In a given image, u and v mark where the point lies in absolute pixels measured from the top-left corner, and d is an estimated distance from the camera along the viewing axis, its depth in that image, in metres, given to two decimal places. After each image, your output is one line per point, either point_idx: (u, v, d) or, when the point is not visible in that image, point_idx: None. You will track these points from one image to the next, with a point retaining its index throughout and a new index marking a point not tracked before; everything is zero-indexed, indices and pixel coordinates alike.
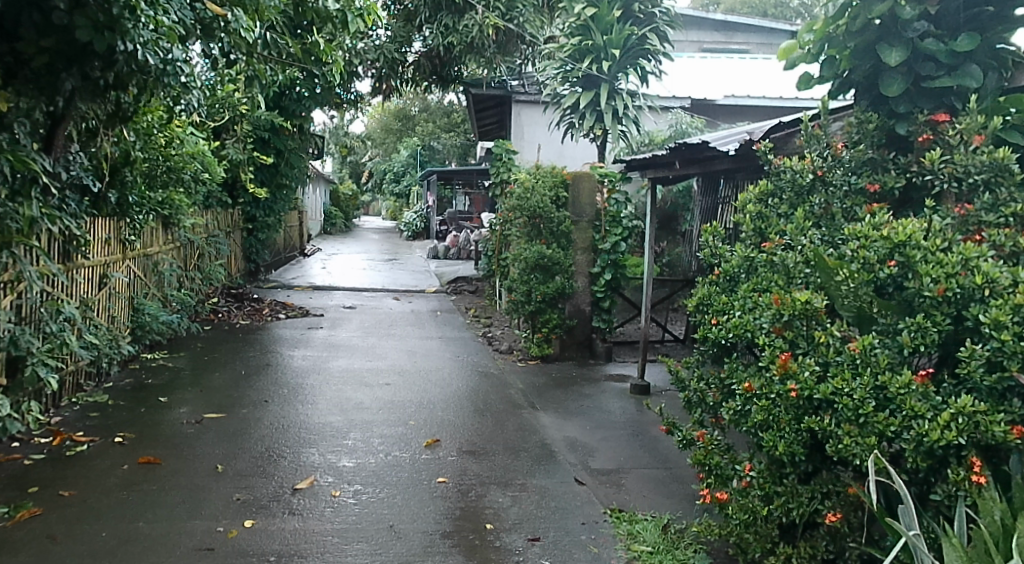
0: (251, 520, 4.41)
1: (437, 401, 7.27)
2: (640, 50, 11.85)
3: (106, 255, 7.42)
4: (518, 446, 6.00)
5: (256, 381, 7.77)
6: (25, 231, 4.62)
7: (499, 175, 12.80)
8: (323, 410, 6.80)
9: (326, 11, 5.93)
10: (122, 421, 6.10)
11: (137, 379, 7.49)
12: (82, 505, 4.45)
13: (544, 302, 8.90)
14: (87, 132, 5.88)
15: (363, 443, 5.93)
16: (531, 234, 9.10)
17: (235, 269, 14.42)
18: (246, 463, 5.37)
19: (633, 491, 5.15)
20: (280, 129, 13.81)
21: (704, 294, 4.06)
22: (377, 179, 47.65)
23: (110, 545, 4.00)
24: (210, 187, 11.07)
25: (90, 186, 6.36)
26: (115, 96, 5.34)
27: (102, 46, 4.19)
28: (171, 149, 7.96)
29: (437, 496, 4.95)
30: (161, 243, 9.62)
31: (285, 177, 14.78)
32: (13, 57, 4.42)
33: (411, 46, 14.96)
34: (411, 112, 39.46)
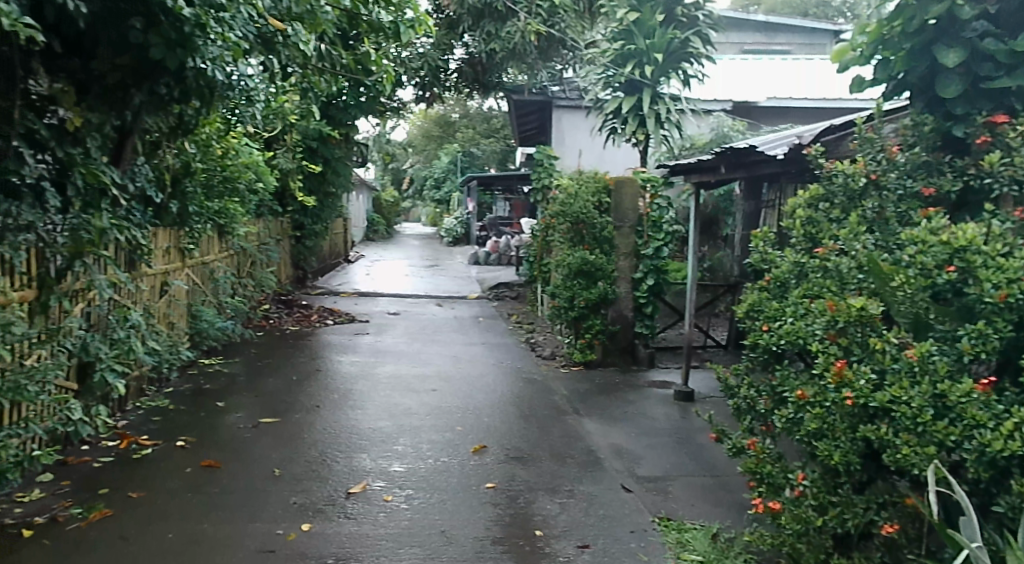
0: (308, 524, 4.53)
1: (484, 407, 7.35)
2: (683, 53, 11.82)
3: (167, 263, 7.67)
4: (564, 453, 6.04)
5: (308, 387, 7.94)
6: (97, 241, 4.78)
7: (540, 181, 12.75)
8: (373, 415, 6.93)
9: (380, 23, 6.10)
10: (183, 425, 6.31)
11: (196, 384, 7.71)
12: (150, 506, 4.62)
13: (587, 308, 8.90)
14: (150, 144, 6.14)
15: (412, 449, 6.03)
16: (574, 240, 9.13)
17: (283, 277, 14.56)
18: (302, 466, 5.51)
19: (680, 499, 5.16)
20: (328, 138, 14.18)
21: (754, 300, 4.10)
22: (417, 185, 48.24)
23: (177, 546, 4.13)
24: (263, 196, 11.37)
25: (153, 196, 6.50)
26: (177, 109, 5.56)
27: (174, 63, 4.29)
28: (229, 160, 8.24)
29: (485, 503, 5.00)
30: (216, 252, 9.89)
31: (332, 185, 15.10)
32: (85, 74, 4.56)
33: (453, 54, 15.21)
34: (453, 118, 39.88)
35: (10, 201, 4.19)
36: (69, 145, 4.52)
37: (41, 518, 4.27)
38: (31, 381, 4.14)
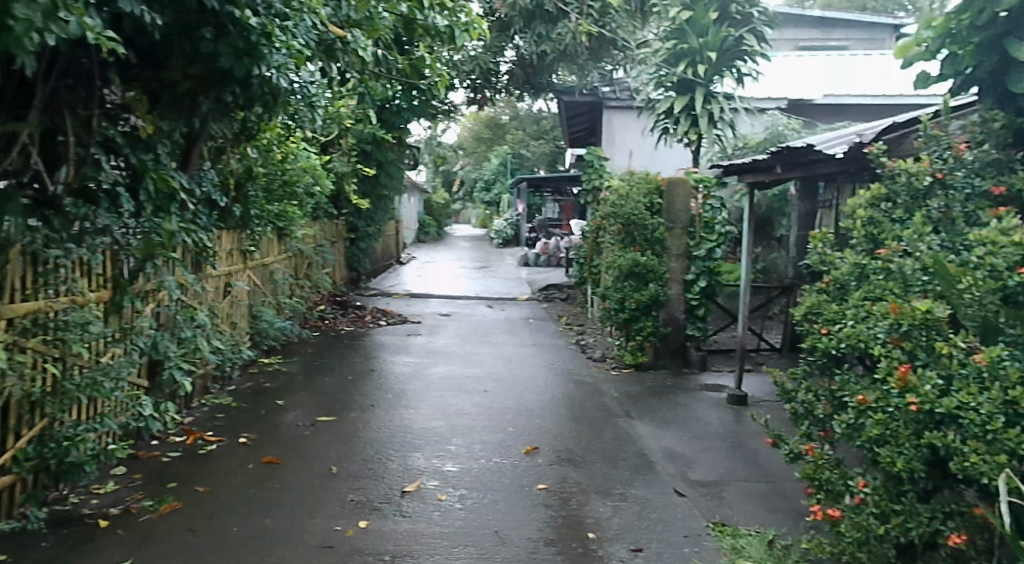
0: (365, 521, 4.62)
1: (535, 408, 7.38)
2: (737, 51, 11.67)
3: (229, 265, 7.90)
4: (615, 456, 6.03)
5: (363, 386, 8.08)
6: (167, 243, 4.96)
7: (590, 183, 12.70)
8: (426, 415, 7.02)
9: (435, 28, 6.15)
10: (245, 423, 6.48)
11: (257, 383, 7.91)
12: (217, 501, 4.75)
13: (638, 309, 8.86)
14: (214, 149, 6.38)
15: (465, 449, 6.09)
16: (625, 241, 9.12)
17: (338, 278, 14.83)
18: (359, 464, 5.62)
19: (735, 504, 5.11)
20: (382, 142, 14.42)
21: (813, 302, 4.06)
22: (468, 187, 48.50)
23: (241, 540, 4.24)
24: (319, 199, 11.61)
25: (218, 201, 6.70)
26: (241, 115, 5.72)
27: (241, 72, 4.38)
28: (288, 164, 8.45)
29: (538, 504, 5.03)
30: (276, 253, 10.13)
31: (385, 188, 15.34)
32: (157, 82, 4.68)
33: (504, 56, 15.31)
34: (503, 121, 40.06)
35: (89, 205, 4.38)
36: (141, 152, 4.71)
37: (115, 509, 4.42)
38: (106, 378, 4.33)
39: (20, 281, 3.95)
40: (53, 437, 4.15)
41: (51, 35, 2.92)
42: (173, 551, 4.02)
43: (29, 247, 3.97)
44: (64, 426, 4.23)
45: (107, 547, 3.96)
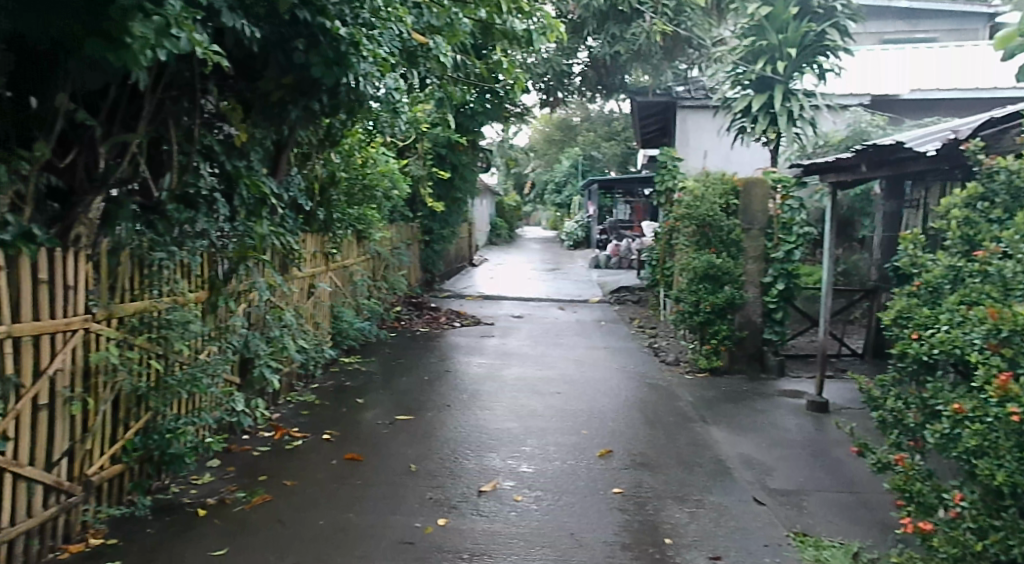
0: (444, 519, 4.70)
1: (609, 411, 7.36)
2: (819, 46, 11.31)
3: (314, 267, 8.17)
4: (691, 461, 5.97)
5: (440, 386, 8.22)
6: (258, 245, 5.19)
7: (664, 184, 12.47)
8: (502, 416, 7.10)
9: (514, 31, 6.20)
10: (329, 420, 6.68)
11: (338, 382, 8.14)
12: (304, 495, 4.92)
13: (713, 312, 8.73)
14: (301, 155, 6.62)
15: (540, 450, 6.13)
16: (700, 243, 8.99)
17: (414, 280, 15.10)
18: (436, 463, 5.72)
19: (817, 514, 5.00)
20: (456, 146, 14.65)
21: (903, 307, 3.91)
22: (539, 189, 48.56)
23: (327, 533, 4.38)
24: (396, 202, 11.85)
25: (304, 205, 6.93)
26: (327, 121, 5.93)
27: (331, 80, 4.49)
28: (368, 168, 8.66)
29: (614, 508, 5.03)
30: (355, 256, 10.39)
31: (459, 191, 15.55)
32: (252, 93, 4.88)
33: (577, 58, 15.33)
34: (574, 122, 39.98)
35: (190, 210, 4.60)
36: (236, 159, 4.96)
37: (212, 499, 4.62)
38: (204, 374, 4.56)
39: (129, 281, 4.19)
40: (157, 429, 4.40)
41: (163, 52, 3.16)
42: (264, 541, 4.18)
43: (137, 251, 4.25)
44: (167, 419, 4.47)
45: (205, 535, 4.14)
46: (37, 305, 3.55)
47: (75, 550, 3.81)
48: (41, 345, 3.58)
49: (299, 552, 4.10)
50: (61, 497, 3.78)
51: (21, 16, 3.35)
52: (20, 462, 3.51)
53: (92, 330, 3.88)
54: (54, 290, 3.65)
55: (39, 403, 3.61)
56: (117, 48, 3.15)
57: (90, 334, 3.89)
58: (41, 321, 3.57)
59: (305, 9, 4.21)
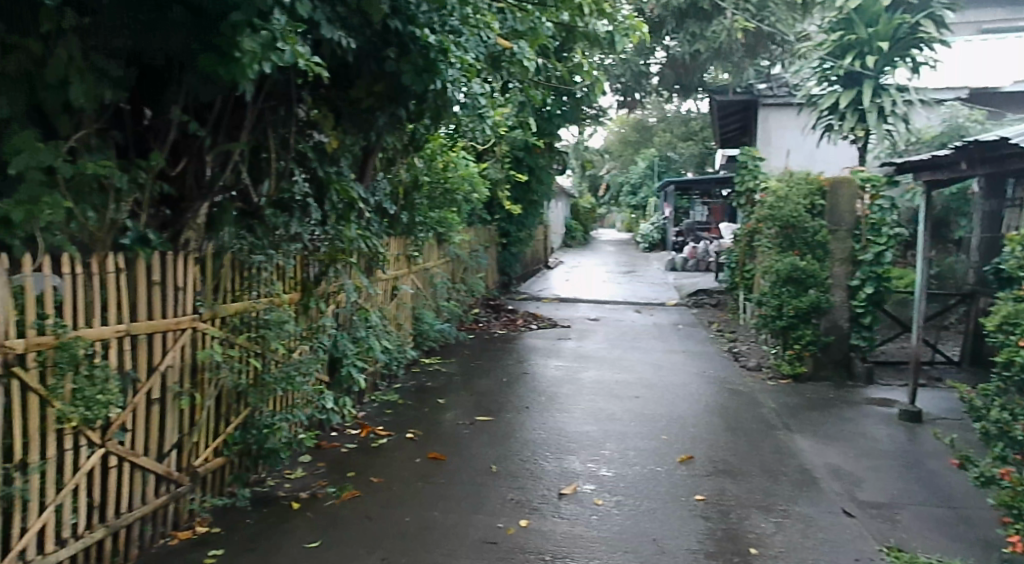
0: (526, 520, 4.73)
1: (689, 417, 7.27)
2: (913, 39, 10.93)
3: (397, 269, 8.34)
4: (776, 470, 5.84)
5: (518, 388, 8.28)
6: (347, 249, 5.36)
7: (744, 184, 12.18)
8: (580, 419, 7.10)
9: (596, 34, 6.24)
10: (411, 420, 6.81)
11: (420, 382, 8.29)
12: (390, 491, 5.04)
13: (798, 317, 8.51)
14: (385, 161, 6.79)
15: (620, 455, 6.11)
16: (783, 245, 8.78)
17: (491, 283, 15.23)
18: (517, 464, 5.78)
19: (911, 529, 4.83)
20: (533, 148, 14.73)
21: (1010, 312, 3.79)
22: (615, 190, 48.14)
23: (413, 530, 4.47)
24: (476, 205, 12.00)
25: (388, 208, 7.11)
26: (411, 126, 6.05)
27: (420, 87, 4.59)
28: (448, 172, 8.66)
29: (697, 515, 4.96)
30: (436, 258, 10.55)
31: (536, 194, 15.60)
32: (344, 100, 5.03)
33: (654, 57, 15.20)
34: (650, 122, 39.47)
35: (284, 215, 4.78)
36: (328, 165, 5.13)
37: (305, 493, 4.78)
38: (299, 372, 4.71)
39: (230, 283, 4.39)
40: (255, 424, 4.60)
41: (269, 65, 3.34)
42: (353, 535, 4.30)
43: (238, 254, 4.45)
44: (264, 415, 4.65)
45: (300, 528, 4.29)
46: (151, 305, 3.76)
47: (184, 536, 4.02)
48: (155, 342, 3.79)
49: (388, 547, 4.20)
50: (171, 486, 3.99)
51: (141, 35, 3.59)
52: (136, 452, 3.72)
53: (199, 329, 4.09)
54: (166, 291, 3.86)
55: (153, 398, 3.81)
56: (226, 61, 3.36)
57: (197, 333, 4.09)
58: (155, 320, 3.78)
59: (396, 18, 4.34)
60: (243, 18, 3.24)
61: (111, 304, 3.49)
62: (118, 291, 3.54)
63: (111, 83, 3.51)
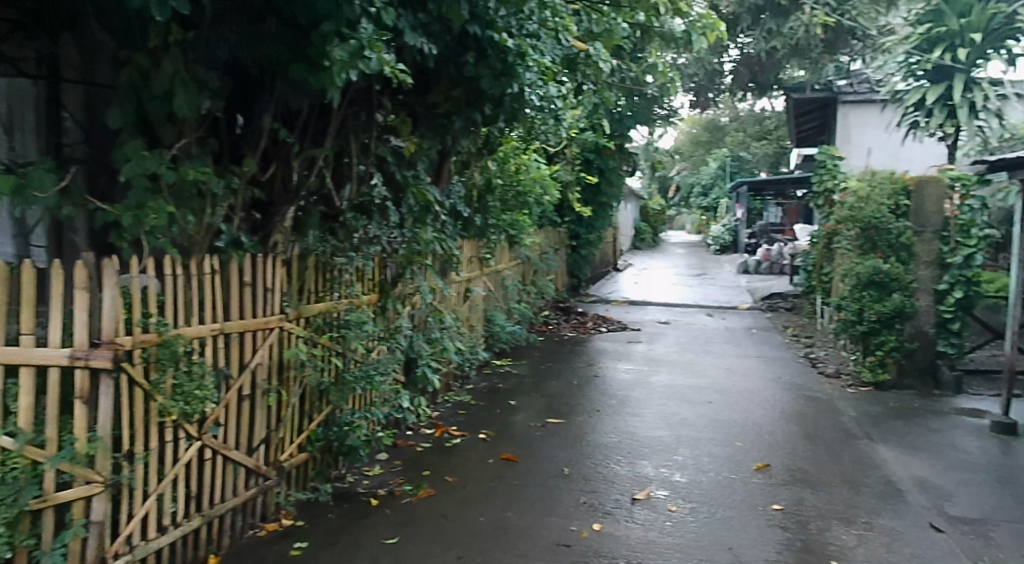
0: (600, 524, 4.72)
1: (764, 423, 7.13)
2: (1008, 30, 10.52)
3: (470, 271, 8.44)
4: (858, 481, 5.68)
5: (590, 391, 8.28)
6: (423, 251, 5.43)
7: (822, 185, 11.83)
8: (652, 424, 7.04)
9: (672, 33, 6.26)
10: (483, 420, 6.88)
11: (491, 383, 8.37)
12: (465, 491, 5.10)
13: (880, 322, 8.24)
14: (460, 164, 6.93)
15: (693, 460, 6.04)
16: (864, 247, 8.54)
17: (561, 285, 15.22)
18: (590, 468, 5.77)
19: (1006, 548, 4.62)
20: (604, 150, 14.69)
21: None
22: (685, 192, 47.47)
23: (488, 530, 4.50)
24: (547, 207, 12.03)
25: (461, 211, 7.20)
26: (486, 129, 6.10)
27: (498, 91, 4.63)
28: (521, 174, 8.69)
29: (775, 524, 4.86)
30: (507, 261, 10.61)
31: (606, 196, 15.52)
32: (422, 106, 5.12)
33: (728, 55, 14.94)
34: (722, 122, 38.77)
35: (364, 218, 4.92)
36: (406, 169, 5.26)
37: (383, 490, 4.89)
38: (378, 372, 4.80)
39: (314, 284, 4.54)
40: (337, 421, 4.73)
41: (356, 73, 3.45)
42: (429, 533, 4.36)
43: (321, 256, 4.58)
44: (344, 412, 4.78)
45: (378, 524, 4.38)
46: (243, 305, 3.91)
47: (271, 528, 4.17)
48: (246, 341, 3.94)
49: (462, 546, 4.24)
50: (259, 479, 4.14)
51: (239, 47, 3.74)
52: (228, 446, 3.87)
53: (285, 328, 4.23)
54: (256, 291, 4.01)
55: (244, 394, 3.96)
56: (317, 71, 3.51)
57: (283, 332, 4.23)
58: (246, 319, 3.93)
59: (475, 23, 4.39)
60: (332, 28, 3.36)
61: (206, 304, 3.65)
62: (212, 292, 3.69)
63: (209, 93, 3.67)
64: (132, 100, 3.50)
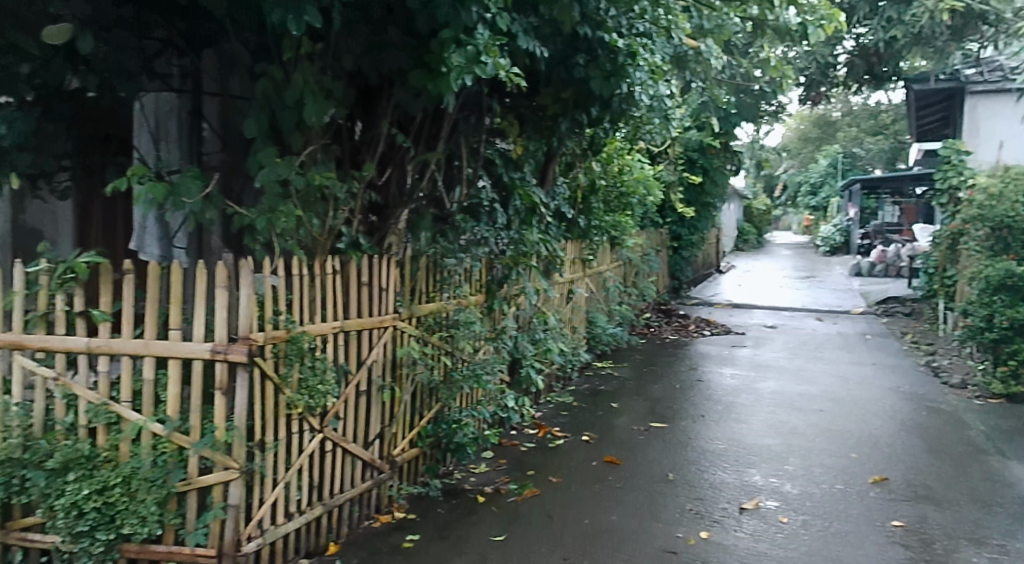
0: (707, 532, 4.63)
1: (882, 435, 6.82)
2: None
3: (573, 273, 8.46)
4: (988, 500, 5.35)
5: (694, 395, 8.14)
6: (528, 252, 5.54)
7: (947, 181, 11.23)
8: (760, 432, 6.85)
9: (787, 26, 6.02)
10: (586, 422, 6.88)
11: (593, 385, 8.36)
12: (569, 492, 5.11)
13: (1012, 329, 7.72)
14: (565, 165, 7.01)
15: (804, 471, 5.85)
16: (994, 248, 8.21)
17: (662, 287, 15.02)
18: (695, 474, 5.68)
19: None
20: (707, 149, 14.42)
21: None
22: (793, 191, 45.94)
23: (593, 532, 4.49)
24: (649, 208, 11.91)
25: (566, 212, 7.23)
26: (592, 130, 6.10)
27: (609, 92, 4.61)
28: (625, 175, 8.65)
29: (895, 542, 4.64)
30: (609, 262, 10.56)
31: (710, 196, 15.20)
32: (530, 109, 5.17)
33: (843, 47, 14.22)
34: (834, 117, 37.31)
35: (473, 220, 5.05)
36: (513, 171, 5.33)
37: (489, 488, 4.97)
38: (485, 371, 4.90)
39: (426, 285, 4.67)
40: (445, 418, 4.85)
41: (473, 78, 3.53)
42: (535, 532, 4.39)
43: (433, 257, 4.70)
44: (452, 410, 4.90)
45: (486, 521, 4.45)
46: (361, 304, 4.06)
47: (384, 520, 4.30)
48: (363, 339, 4.09)
49: (568, 547, 4.25)
50: (374, 472, 4.29)
51: (363, 56, 3.91)
52: (347, 439, 4.02)
53: (398, 328, 4.36)
54: (373, 291, 4.15)
55: (361, 389, 4.11)
56: (435, 77, 3.60)
57: (397, 331, 4.37)
58: (364, 318, 4.07)
59: (586, 24, 4.41)
60: (451, 35, 3.47)
61: (329, 303, 3.81)
62: (333, 292, 3.84)
63: (336, 101, 3.85)
64: (267, 111, 3.75)
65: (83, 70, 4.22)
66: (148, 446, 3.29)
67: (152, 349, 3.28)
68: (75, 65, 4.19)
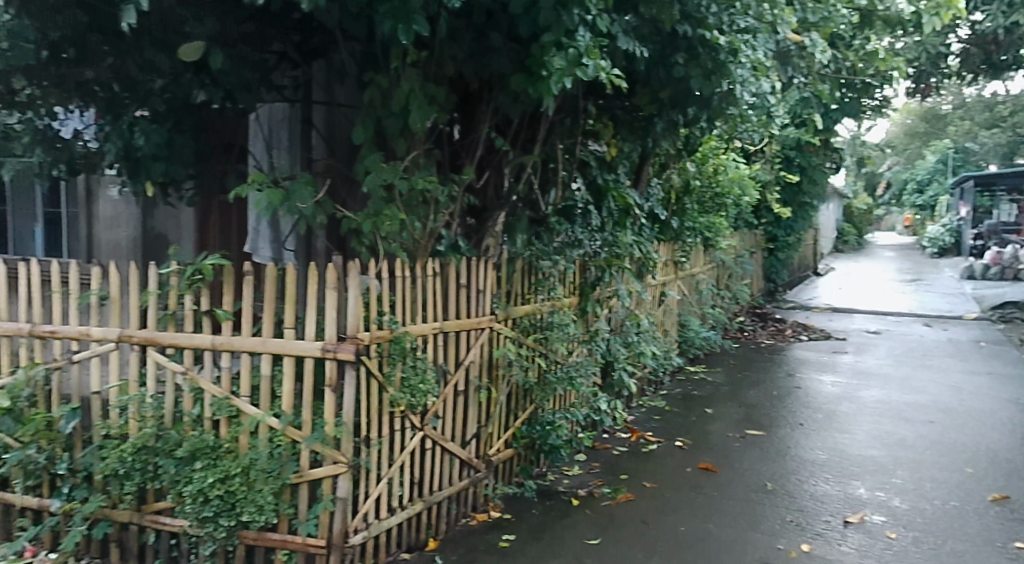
0: (809, 544, 4.49)
1: (999, 449, 6.45)
2: None
3: (665, 275, 8.34)
4: None
5: (792, 402, 7.91)
6: (622, 253, 5.54)
7: None
8: (865, 442, 6.59)
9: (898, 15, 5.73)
10: (679, 427, 6.78)
11: (686, 389, 8.23)
12: (664, 498, 5.05)
13: None
14: (658, 166, 6.93)
15: (914, 485, 5.60)
16: None
17: (756, 290, 14.63)
18: (796, 484, 5.51)
19: None
20: (805, 146, 13.95)
21: None
22: (897, 189, 43.88)
23: (690, 540, 4.42)
24: (744, 209, 11.62)
25: (659, 214, 7.13)
26: (686, 130, 6.00)
27: (710, 90, 4.55)
28: (719, 174, 8.39)
29: None
30: (702, 264, 10.36)
31: (808, 196, 14.69)
32: (626, 110, 5.15)
33: (955, 35, 13.50)
34: (942, 111, 35.44)
35: (567, 222, 5.10)
36: (607, 172, 5.33)
37: (583, 490, 4.96)
38: (579, 374, 4.91)
39: (522, 287, 4.71)
40: (539, 420, 4.89)
41: (573, 80, 3.55)
42: (630, 537, 4.35)
43: (528, 259, 4.75)
44: (546, 412, 4.94)
45: (580, 524, 4.45)
46: (459, 305, 4.13)
47: (481, 519, 4.36)
48: (461, 340, 4.15)
49: (665, 554, 4.20)
50: (471, 471, 4.35)
51: (466, 61, 3.99)
52: (445, 437, 4.10)
53: (495, 329, 4.41)
54: (471, 292, 4.21)
55: (458, 389, 4.18)
56: (537, 80, 3.67)
57: (493, 332, 4.42)
58: (463, 319, 4.14)
59: (685, 22, 4.28)
60: (552, 38, 3.48)
61: (429, 305, 3.89)
62: (434, 294, 3.92)
63: (439, 106, 3.94)
64: (373, 118, 3.88)
65: (209, 85, 4.40)
66: (264, 438, 3.44)
67: (269, 347, 3.44)
68: (202, 79, 4.39)
